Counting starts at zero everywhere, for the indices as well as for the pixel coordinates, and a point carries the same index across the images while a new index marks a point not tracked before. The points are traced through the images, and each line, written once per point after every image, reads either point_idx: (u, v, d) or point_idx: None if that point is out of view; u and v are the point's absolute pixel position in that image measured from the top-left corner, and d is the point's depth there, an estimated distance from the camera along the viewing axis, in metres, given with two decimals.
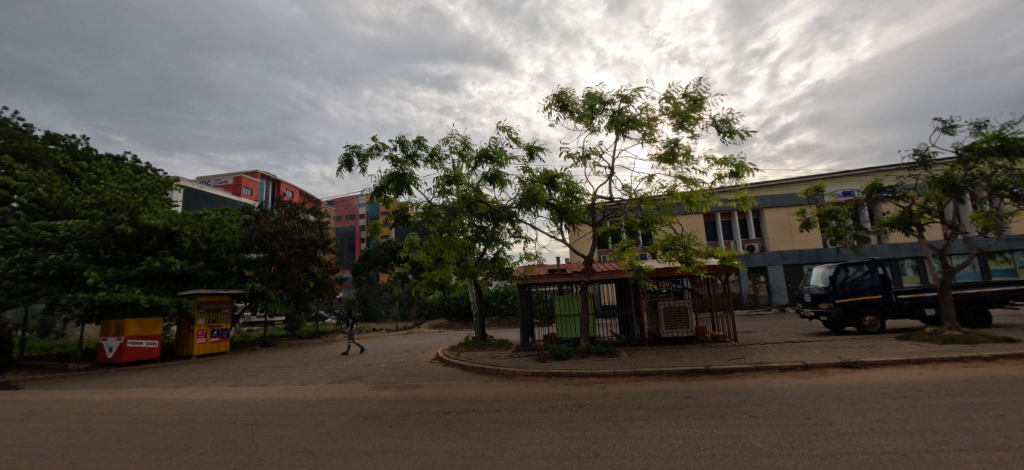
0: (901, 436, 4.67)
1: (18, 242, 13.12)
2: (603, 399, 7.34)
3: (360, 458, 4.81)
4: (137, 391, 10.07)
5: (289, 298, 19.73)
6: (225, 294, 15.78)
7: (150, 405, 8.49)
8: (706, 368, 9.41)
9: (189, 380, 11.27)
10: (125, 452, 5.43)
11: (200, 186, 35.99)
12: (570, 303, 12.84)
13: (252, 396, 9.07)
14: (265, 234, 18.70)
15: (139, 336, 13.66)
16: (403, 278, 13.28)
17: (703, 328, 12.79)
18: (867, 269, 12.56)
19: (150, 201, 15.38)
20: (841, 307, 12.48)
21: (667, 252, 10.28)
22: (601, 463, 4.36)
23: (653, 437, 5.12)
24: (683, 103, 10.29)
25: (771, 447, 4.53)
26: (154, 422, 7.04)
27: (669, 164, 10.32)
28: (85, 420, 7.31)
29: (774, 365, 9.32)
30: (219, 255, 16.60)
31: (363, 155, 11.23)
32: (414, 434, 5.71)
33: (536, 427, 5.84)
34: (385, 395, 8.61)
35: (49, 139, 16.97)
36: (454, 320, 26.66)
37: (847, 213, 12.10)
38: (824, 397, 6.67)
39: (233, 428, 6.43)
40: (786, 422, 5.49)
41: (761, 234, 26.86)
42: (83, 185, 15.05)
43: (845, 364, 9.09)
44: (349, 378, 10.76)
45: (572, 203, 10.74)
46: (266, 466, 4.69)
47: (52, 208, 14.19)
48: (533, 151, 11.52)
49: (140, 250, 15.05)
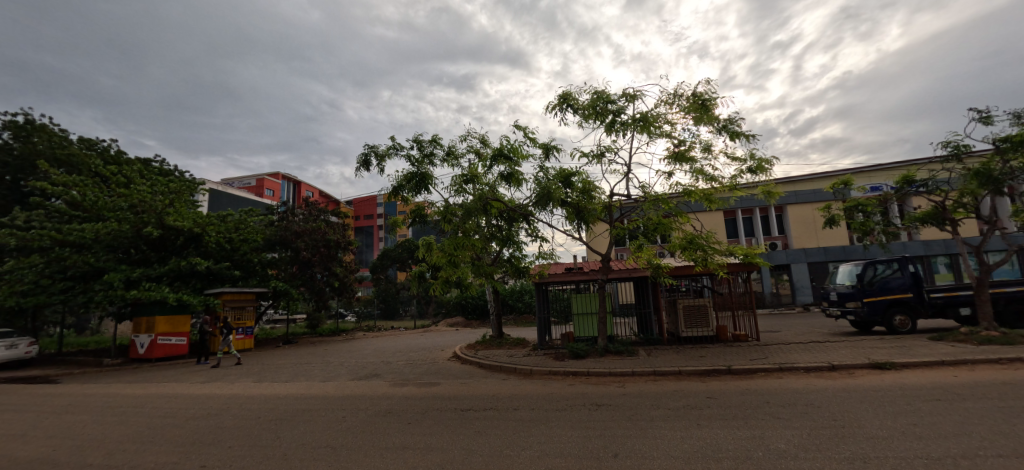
0: (935, 440, 4.49)
1: (53, 243, 13.72)
2: (622, 399, 7.30)
3: (380, 453, 4.93)
4: (167, 386, 10.48)
5: (310, 296, 20.16)
6: (250, 292, 16.16)
7: (181, 399, 8.83)
8: (727, 367, 9.24)
9: (215, 376, 11.65)
10: (159, 443, 5.66)
11: (224, 187, 37.05)
12: (587, 302, 12.83)
13: (275, 392, 9.30)
14: (290, 233, 19.23)
15: (169, 333, 14.09)
16: (421, 277, 13.42)
17: (724, 328, 12.55)
18: (897, 266, 12.10)
19: (176, 202, 15.90)
20: (869, 307, 12.06)
21: (686, 251, 10.21)
22: (621, 463, 4.33)
23: (674, 437, 5.09)
24: (698, 100, 10.16)
25: (796, 449, 4.43)
26: (183, 415, 7.29)
27: (679, 162, 10.26)
28: (121, 413, 7.64)
29: (800, 365, 9.08)
30: (243, 254, 16.94)
31: (380, 155, 11.40)
32: (434, 431, 5.76)
33: (555, 426, 5.85)
34: (404, 392, 8.73)
35: (85, 144, 17.84)
36: (471, 318, 26.88)
37: (876, 208, 11.67)
38: (854, 399, 6.47)
39: (258, 422, 6.62)
40: (812, 424, 5.35)
41: (784, 232, 26.17)
42: (114, 188, 15.49)
43: (874, 365, 8.79)
44: (369, 375, 10.95)
45: (588, 202, 10.75)
46: (291, 459, 4.83)
47: (85, 210, 14.73)
48: (549, 150, 11.56)
49: (167, 250, 15.53)
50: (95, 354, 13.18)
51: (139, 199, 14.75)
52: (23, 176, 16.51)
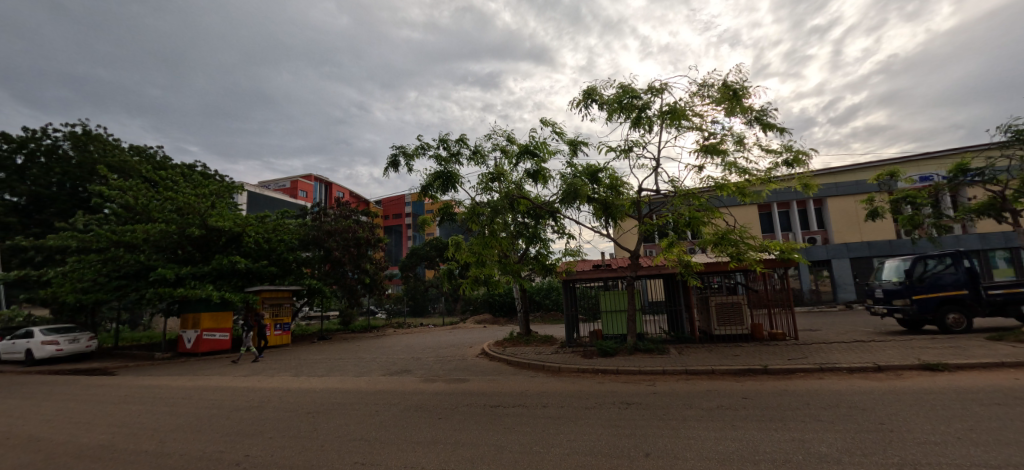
0: (994, 447, 4.20)
1: (109, 244, 14.72)
2: (652, 398, 7.15)
3: (413, 447, 5.04)
4: (212, 379, 11.07)
5: (343, 294, 20.67)
6: (286, 290, 16.77)
7: (226, 392, 9.30)
8: (763, 367, 8.92)
9: (256, 370, 12.22)
10: (207, 433, 5.99)
11: (260, 189, 38.61)
12: (615, 299, 12.64)
13: (311, 386, 9.67)
14: (322, 233, 19.74)
15: (212, 329, 14.86)
16: (450, 274, 13.59)
17: (759, 326, 12.11)
18: (950, 262, 11.32)
19: (218, 205, 16.71)
20: (919, 304, 11.33)
21: (717, 247, 9.91)
22: (652, 463, 4.27)
23: (707, 438, 4.98)
24: (729, 90, 9.82)
25: (839, 454, 4.24)
26: (228, 407, 7.68)
27: (709, 155, 9.96)
28: (173, 404, 8.12)
29: (842, 366, 8.65)
30: (280, 253, 17.62)
31: (409, 155, 11.65)
32: (464, 427, 5.84)
33: (584, 424, 5.82)
34: (434, 387, 8.89)
35: (135, 151, 18.99)
36: (499, 315, 27.07)
37: (925, 199, 10.94)
38: (902, 402, 6.11)
39: (297, 415, 6.89)
40: (856, 427, 5.09)
41: (824, 226, 24.99)
42: (162, 191, 16.44)
43: (925, 366, 8.26)
44: (400, 371, 11.20)
45: (616, 198, 10.55)
46: (329, 451, 5.01)
47: (137, 213, 15.72)
48: (576, 146, 11.45)
49: (210, 250, 16.35)
50: (147, 348, 14.05)
51: (185, 202, 15.59)
52: (83, 182, 17.77)
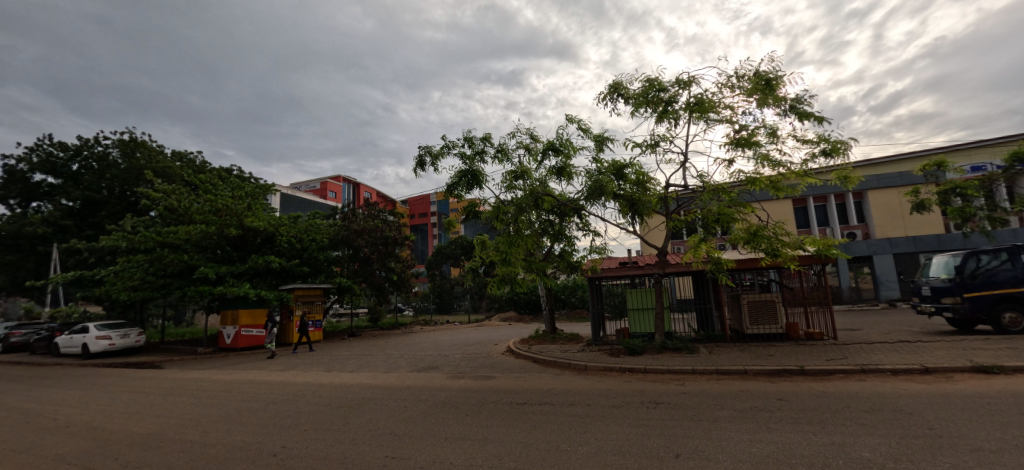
0: None
1: (155, 244, 15.56)
2: (680, 398, 7.00)
3: (441, 442, 5.11)
4: (250, 373, 11.56)
5: (372, 291, 21.13)
6: (318, 289, 17.30)
7: (263, 386, 9.69)
8: (800, 368, 8.57)
9: (290, 365, 12.67)
10: (247, 425, 6.25)
11: (292, 191, 39.90)
12: (643, 296, 12.42)
13: (342, 381, 9.94)
14: (350, 232, 20.01)
15: (250, 325, 15.51)
16: (475, 272, 13.68)
17: (794, 325, 11.63)
18: (1006, 257, 10.57)
19: (254, 206, 17.41)
20: (971, 303, 10.63)
21: (749, 244, 9.56)
22: (682, 464, 4.19)
23: (739, 440, 4.83)
24: (762, 80, 9.47)
25: (884, 460, 4.02)
26: (266, 400, 7.99)
27: (740, 148, 9.64)
28: (216, 396, 8.52)
29: (885, 367, 8.21)
30: (311, 253, 18.21)
31: (435, 154, 11.78)
32: (491, 424, 5.89)
33: (610, 423, 5.76)
34: (461, 384, 8.99)
35: (177, 156, 19.98)
36: (524, 313, 27.15)
37: (978, 190, 10.24)
38: (953, 406, 5.75)
39: (331, 409, 7.10)
40: (902, 432, 4.83)
41: (865, 220, 23.81)
42: (202, 194, 17.24)
43: (978, 368, 7.74)
44: (427, 367, 11.38)
45: (642, 194, 10.32)
46: (361, 444, 5.14)
47: (180, 215, 16.56)
48: (602, 142, 11.30)
49: (247, 250, 17.05)
50: (191, 343, 14.80)
51: (223, 204, 16.30)
52: (131, 187, 18.84)
